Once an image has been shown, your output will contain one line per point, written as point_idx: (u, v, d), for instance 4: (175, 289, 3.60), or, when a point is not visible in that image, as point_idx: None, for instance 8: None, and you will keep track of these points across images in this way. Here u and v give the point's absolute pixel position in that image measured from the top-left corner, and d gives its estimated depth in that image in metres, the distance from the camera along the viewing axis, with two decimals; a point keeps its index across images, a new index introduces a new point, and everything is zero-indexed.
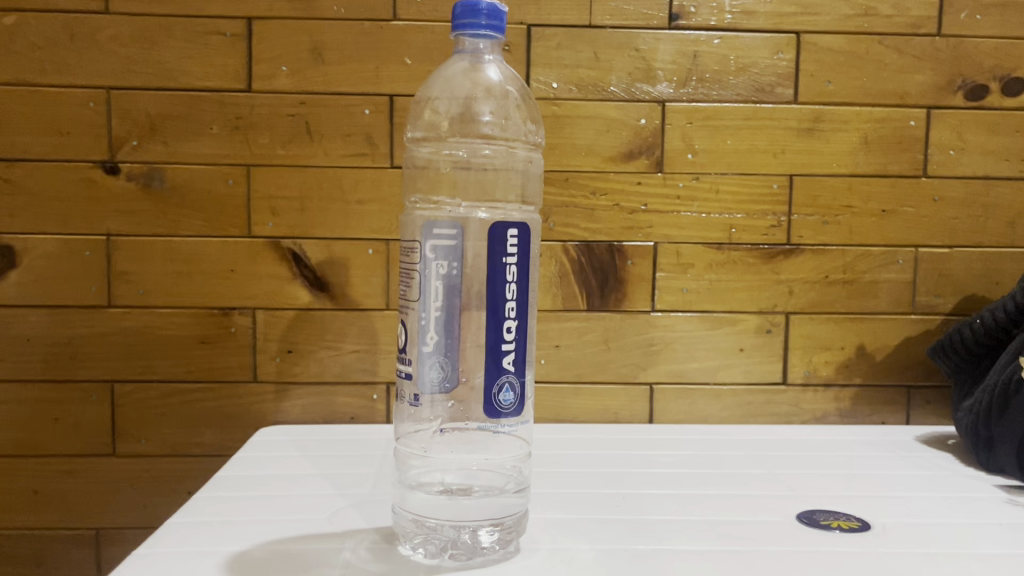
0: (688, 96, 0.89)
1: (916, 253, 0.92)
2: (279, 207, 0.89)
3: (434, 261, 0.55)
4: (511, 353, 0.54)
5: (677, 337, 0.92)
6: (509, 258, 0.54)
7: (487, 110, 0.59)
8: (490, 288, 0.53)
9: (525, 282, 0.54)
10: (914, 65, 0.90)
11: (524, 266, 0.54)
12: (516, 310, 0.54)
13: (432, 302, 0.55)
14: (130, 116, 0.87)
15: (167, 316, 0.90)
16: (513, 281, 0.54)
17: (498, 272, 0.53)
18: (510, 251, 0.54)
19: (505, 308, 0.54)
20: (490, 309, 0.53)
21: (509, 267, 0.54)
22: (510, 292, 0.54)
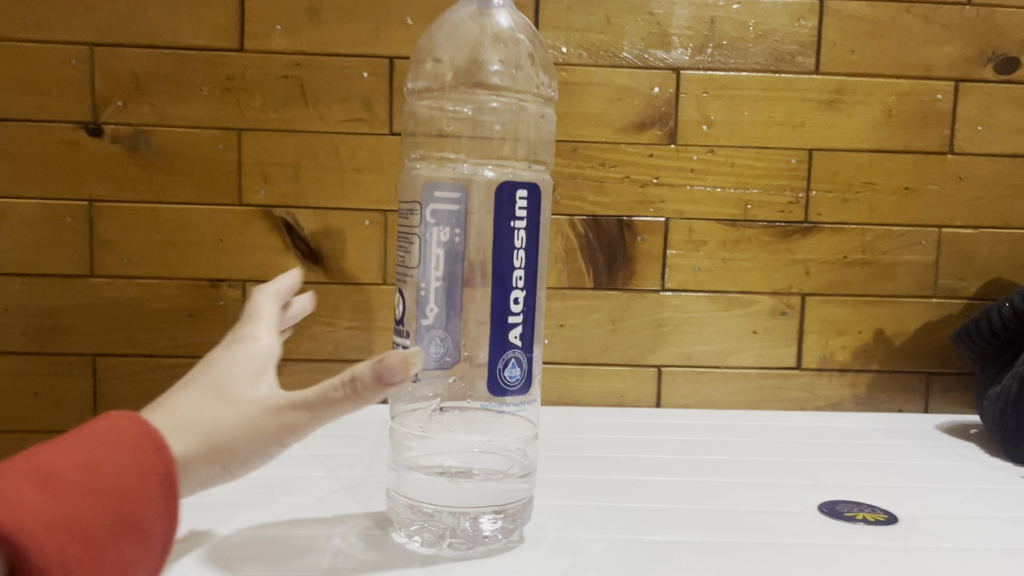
0: (704, 64, 0.85)
1: (939, 234, 0.88)
2: (272, 173, 0.85)
3: (435, 226, 0.50)
4: (518, 326, 0.50)
5: (687, 318, 0.88)
6: (517, 222, 0.49)
7: (495, 58, 0.57)
8: (497, 258, 0.49)
9: (533, 249, 0.50)
10: (942, 35, 0.86)
11: (533, 234, 0.50)
12: (524, 280, 0.50)
13: (432, 271, 0.51)
14: (115, 75, 0.83)
15: (153, 288, 0.86)
16: (521, 248, 0.50)
17: (505, 237, 0.49)
18: (518, 214, 0.49)
19: (512, 278, 0.50)
20: (495, 277, 0.49)
21: (517, 232, 0.49)
22: (517, 259, 0.50)
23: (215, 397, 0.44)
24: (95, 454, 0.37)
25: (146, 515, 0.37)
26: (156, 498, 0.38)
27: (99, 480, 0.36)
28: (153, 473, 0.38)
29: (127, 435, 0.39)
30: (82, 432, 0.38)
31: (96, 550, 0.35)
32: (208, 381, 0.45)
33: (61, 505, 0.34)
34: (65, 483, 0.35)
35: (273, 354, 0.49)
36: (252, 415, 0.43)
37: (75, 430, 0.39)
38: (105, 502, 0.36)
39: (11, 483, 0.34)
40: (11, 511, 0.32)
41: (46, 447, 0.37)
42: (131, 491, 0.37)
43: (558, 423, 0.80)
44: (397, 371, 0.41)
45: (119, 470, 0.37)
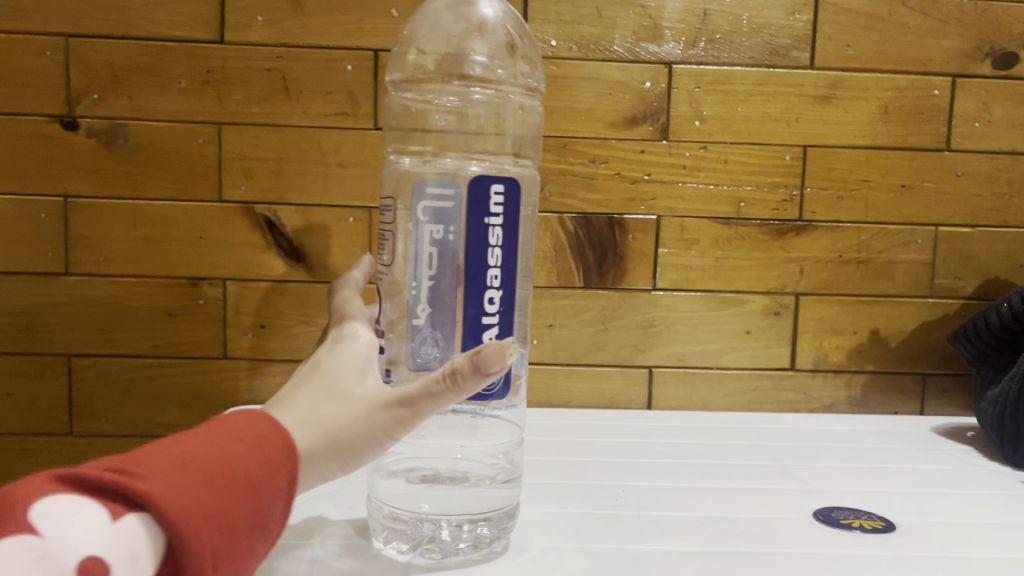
0: (697, 58, 0.83)
1: (935, 233, 0.87)
2: (253, 169, 0.83)
3: (427, 224, 0.48)
4: (494, 327, 0.48)
5: (679, 318, 0.86)
6: (493, 219, 0.47)
7: (477, 49, 0.57)
8: (472, 256, 0.47)
9: (512, 246, 0.48)
10: (940, 29, 0.84)
11: (511, 232, 0.48)
12: (501, 279, 0.48)
13: (425, 270, 0.48)
14: (91, 67, 0.80)
15: (130, 286, 0.83)
16: (496, 246, 0.48)
17: (484, 233, 0.47)
18: (494, 210, 0.47)
19: (487, 277, 0.48)
20: (471, 274, 0.47)
21: (492, 230, 0.47)
22: (494, 256, 0.48)
23: (328, 395, 0.47)
24: (235, 449, 0.40)
25: (273, 510, 0.40)
26: (281, 494, 0.41)
27: (241, 475, 0.39)
28: (283, 471, 0.41)
29: (260, 433, 0.42)
30: (219, 427, 0.41)
31: (239, 540, 0.37)
32: (318, 380, 0.48)
33: (212, 493, 0.37)
34: (214, 474, 0.38)
35: (375, 348, 0.51)
36: (363, 410, 0.45)
37: (209, 426, 0.41)
38: (245, 496, 0.38)
39: (170, 471, 0.36)
40: (174, 497, 0.35)
41: (188, 437, 0.40)
42: (265, 486, 0.40)
43: (547, 426, 0.78)
44: (492, 363, 0.41)
45: (255, 466, 0.40)
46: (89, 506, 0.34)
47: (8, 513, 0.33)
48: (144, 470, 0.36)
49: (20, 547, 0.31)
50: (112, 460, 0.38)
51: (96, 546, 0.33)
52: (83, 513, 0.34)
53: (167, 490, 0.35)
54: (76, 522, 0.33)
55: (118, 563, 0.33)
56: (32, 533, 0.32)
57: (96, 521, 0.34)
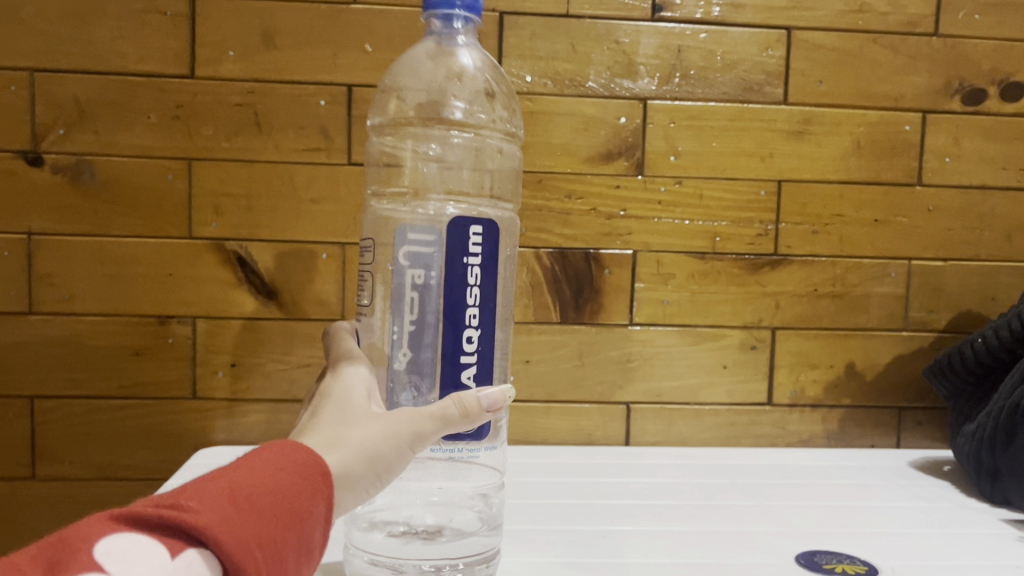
0: (671, 94, 0.83)
1: (908, 266, 0.87)
2: (223, 205, 0.81)
3: (408, 269, 0.47)
4: (472, 366, 0.47)
5: (656, 353, 0.86)
6: (472, 257, 0.46)
7: (458, 97, 0.56)
8: (451, 297, 0.46)
9: (491, 284, 0.47)
10: (910, 65, 0.85)
11: (490, 270, 0.47)
12: (479, 317, 0.47)
13: (405, 316, 0.48)
14: (56, 102, 0.79)
15: (96, 324, 0.81)
16: (474, 285, 0.47)
17: (461, 271, 0.46)
18: (473, 249, 0.46)
19: (466, 316, 0.47)
20: (447, 312, 0.46)
21: (470, 269, 0.47)
22: (472, 295, 0.47)
23: (352, 418, 0.45)
24: (277, 478, 0.39)
25: (314, 539, 0.40)
26: (320, 522, 0.41)
27: (284, 505, 0.38)
28: (322, 500, 0.41)
29: (297, 460, 0.41)
30: (255, 457, 0.40)
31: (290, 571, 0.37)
32: (335, 404, 0.46)
33: (261, 526, 0.36)
34: (261, 506, 0.37)
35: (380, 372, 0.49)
36: (393, 428, 0.44)
37: (244, 456, 0.41)
38: (291, 527, 0.38)
39: (220, 504, 0.36)
40: (229, 530, 0.35)
41: (228, 469, 0.39)
42: (306, 516, 0.39)
43: (524, 465, 0.77)
44: (494, 401, 0.44)
45: (298, 495, 0.39)
46: (147, 543, 0.33)
47: (68, 554, 0.32)
48: (196, 504, 0.35)
49: None
50: (157, 497, 0.37)
51: None
52: (143, 550, 0.33)
53: (221, 524, 0.35)
54: (137, 559, 0.32)
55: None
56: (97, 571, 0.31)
57: (156, 557, 0.33)
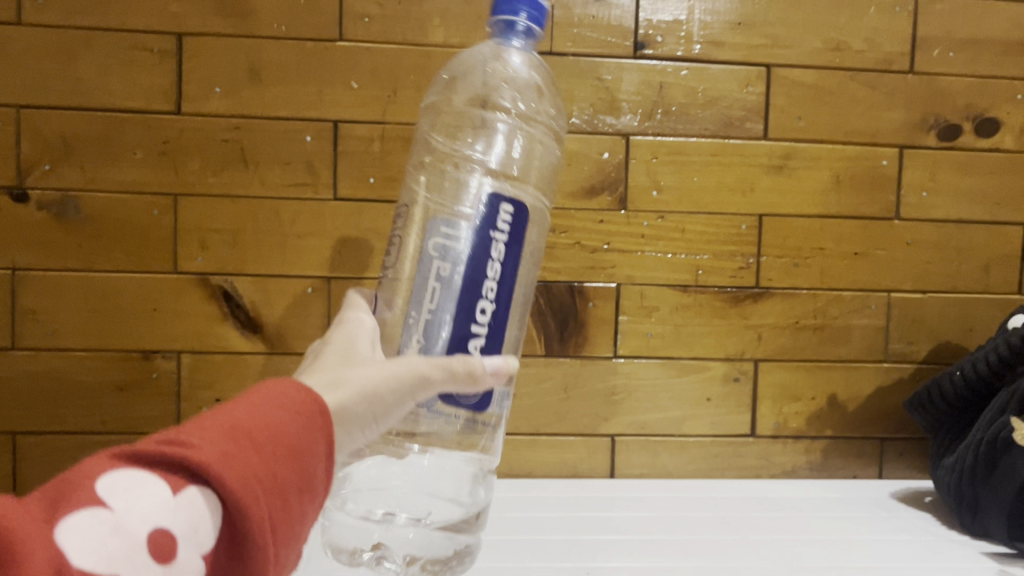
0: (653, 130, 0.84)
1: (888, 298, 0.88)
2: (209, 240, 0.81)
3: (436, 259, 0.53)
4: (481, 338, 0.53)
5: (641, 386, 0.86)
6: (498, 233, 0.53)
7: (508, 97, 0.63)
8: (476, 270, 0.53)
9: (510, 257, 0.54)
10: (887, 102, 0.87)
11: (512, 246, 0.54)
12: (495, 288, 0.53)
13: (426, 304, 0.53)
14: (42, 138, 0.79)
15: (79, 359, 0.81)
16: (496, 259, 0.53)
17: (486, 244, 0.53)
18: (499, 226, 0.53)
19: (484, 289, 0.53)
20: (466, 283, 0.53)
21: (495, 243, 0.53)
22: (493, 266, 0.53)
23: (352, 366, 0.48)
24: (280, 413, 0.40)
25: (318, 473, 0.41)
26: (323, 457, 0.42)
27: (288, 440, 0.39)
28: (323, 437, 0.42)
29: (302, 397, 0.42)
30: (259, 391, 0.41)
31: (290, 505, 0.39)
32: (335, 358, 0.50)
33: (262, 461, 0.38)
34: (262, 442, 0.38)
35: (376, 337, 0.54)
36: (391, 375, 0.48)
37: (250, 389, 0.42)
38: (293, 462, 0.39)
39: (222, 439, 0.37)
40: (229, 467, 0.36)
41: (233, 402, 0.40)
42: (307, 452, 0.40)
43: (510, 499, 0.77)
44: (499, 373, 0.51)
45: (299, 433, 0.40)
46: (150, 479, 0.35)
47: (74, 491, 0.34)
48: (198, 440, 0.36)
49: (92, 520, 0.33)
50: (163, 430, 0.38)
51: (162, 518, 0.34)
52: (145, 487, 0.35)
53: (221, 460, 0.36)
54: (138, 495, 0.34)
55: (181, 535, 0.34)
56: (98, 509, 0.33)
57: (157, 495, 0.35)
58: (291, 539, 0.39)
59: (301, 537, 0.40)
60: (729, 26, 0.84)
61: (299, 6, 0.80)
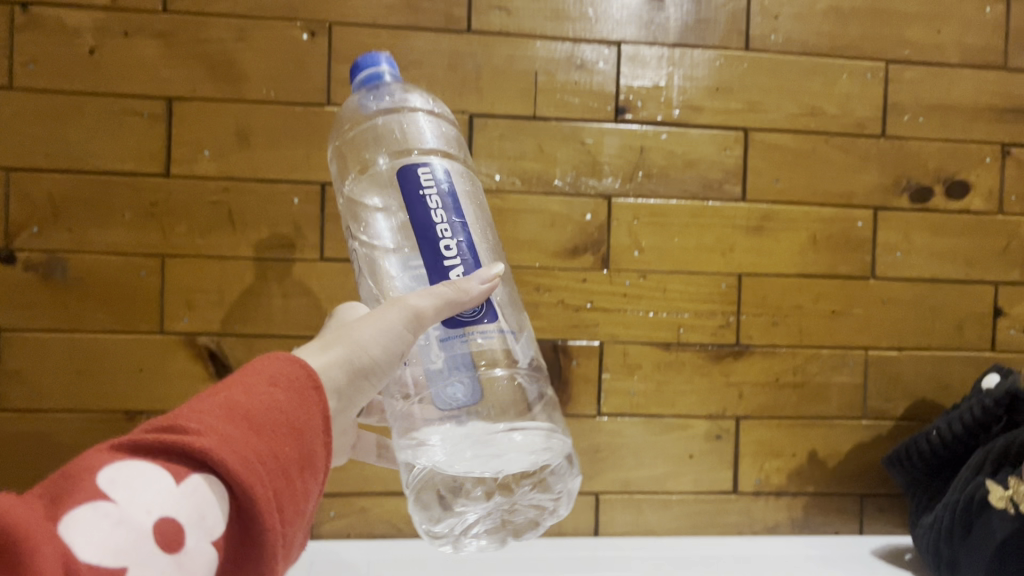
0: (634, 192, 0.86)
1: (865, 355, 0.90)
2: (196, 300, 0.82)
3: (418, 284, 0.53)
4: (458, 266, 0.52)
5: (624, 444, 0.87)
6: (426, 190, 0.52)
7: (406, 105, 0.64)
8: (424, 231, 0.51)
9: (448, 198, 0.53)
10: (861, 165, 0.89)
11: (445, 192, 0.53)
12: (450, 230, 0.52)
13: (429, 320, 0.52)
14: (29, 200, 0.80)
15: (64, 420, 0.81)
16: (437, 206, 0.52)
17: (423, 206, 0.52)
18: (425, 184, 0.52)
19: (437, 232, 0.52)
20: (426, 248, 0.52)
21: (429, 197, 0.52)
22: (438, 216, 0.52)
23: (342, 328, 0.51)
24: (272, 396, 0.43)
25: (314, 449, 0.44)
26: (318, 432, 0.45)
27: (283, 419, 0.42)
28: (318, 413, 0.45)
29: (288, 376, 0.45)
30: (250, 372, 0.44)
31: (293, 481, 0.42)
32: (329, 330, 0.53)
33: (261, 441, 0.40)
34: (261, 423, 0.41)
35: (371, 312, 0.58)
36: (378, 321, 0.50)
37: (237, 373, 0.44)
38: (289, 440, 0.42)
39: (221, 422, 0.40)
40: (232, 450, 0.38)
41: (221, 388, 0.43)
42: (304, 429, 0.43)
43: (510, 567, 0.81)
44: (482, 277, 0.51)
45: (295, 412, 0.43)
46: (153, 469, 0.37)
47: (75, 483, 0.35)
48: (197, 424, 0.39)
49: (94, 514, 0.34)
50: (157, 417, 0.40)
51: (165, 507, 0.36)
52: (148, 475, 0.37)
53: (223, 444, 0.38)
54: (140, 486, 0.36)
55: (187, 523, 0.36)
56: (103, 500, 0.35)
57: (161, 483, 0.37)
58: (297, 513, 0.42)
59: (304, 512, 0.43)
60: (707, 91, 0.87)
61: (288, 71, 0.82)
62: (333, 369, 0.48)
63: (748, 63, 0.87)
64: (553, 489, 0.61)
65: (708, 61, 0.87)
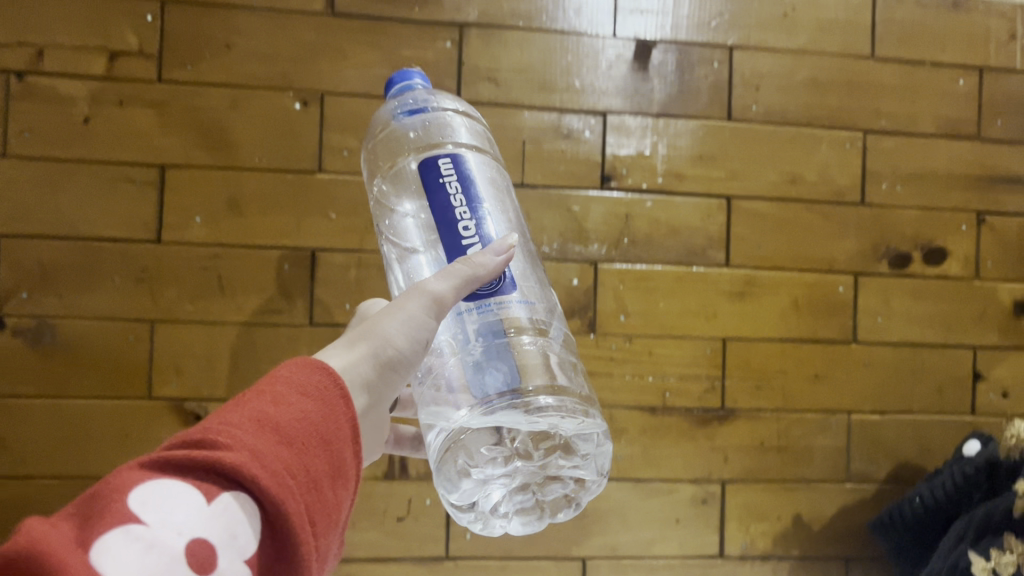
0: (620, 258, 0.88)
1: (848, 419, 0.91)
2: (185, 365, 0.82)
3: None
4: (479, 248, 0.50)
5: (610, 508, 0.87)
6: (446, 177, 0.51)
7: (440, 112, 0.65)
8: (445, 217, 0.50)
9: (468, 183, 0.51)
10: (841, 231, 0.91)
11: (465, 178, 0.51)
12: (469, 212, 0.51)
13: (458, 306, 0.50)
14: (19, 266, 0.80)
15: (48, 486, 0.80)
16: (457, 192, 0.51)
17: (443, 194, 0.51)
18: (445, 171, 0.51)
19: (457, 217, 0.50)
20: (447, 234, 0.50)
21: (448, 184, 0.51)
22: (458, 201, 0.50)
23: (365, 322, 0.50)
24: (299, 406, 0.40)
25: (344, 459, 0.42)
26: (348, 441, 0.42)
27: (313, 430, 0.40)
28: (346, 423, 0.42)
29: (317, 385, 0.42)
30: (276, 378, 0.41)
31: (324, 493, 0.39)
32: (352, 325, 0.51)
33: (291, 454, 0.38)
34: (290, 435, 0.39)
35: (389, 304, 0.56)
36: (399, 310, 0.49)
37: (262, 381, 0.41)
38: (319, 451, 0.40)
39: (250, 434, 0.37)
40: (262, 465, 0.36)
41: (247, 397, 0.40)
42: (333, 440, 0.41)
43: None
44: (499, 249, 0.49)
45: (325, 422, 0.41)
46: (182, 487, 0.34)
47: (104, 504, 0.33)
48: (226, 438, 0.36)
49: (126, 538, 0.32)
50: (184, 430, 0.38)
51: (197, 527, 0.34)
52: (177, 494, 0.34)
53: (253, 459, 0.36)
54: (170, 506, 0.34)
55: (220, 543, 0.34)
56: (136, 522, 0.33)
57: (192, 502, 0.34)
58: (329, 528, 0.39)
59: (336, 524, 0.41)
60: (690, 160, 0.89)
61: (281, 139, 0.83)
62: (361, 362, 0.47)
63: (729, 133, 0.89)
64: (579, 453, 0.56)
65: (691, 131, 0.89)
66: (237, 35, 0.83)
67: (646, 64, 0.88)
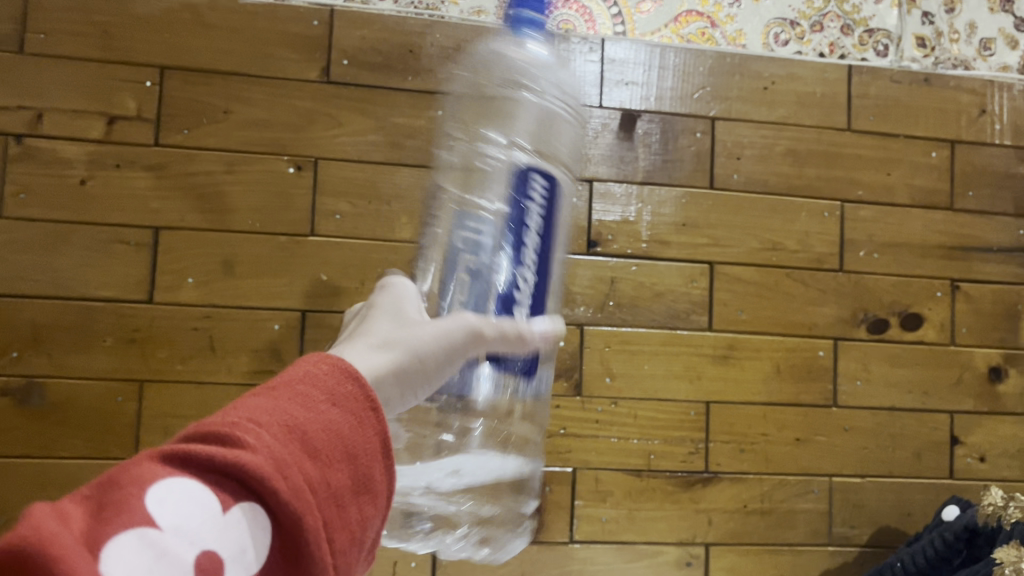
0: (606, 321, 0.89)
1: (829, 483, 0.92)
2: (173, 426, 0.82)
3: (464, 254, 0.54)
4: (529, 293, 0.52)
5: (596, 570, 0.88)
6: (535, 205, 0.53)
7: None
8: (514, 230, 0.52)
9: (548, 224, 0.54)
10: (821, 297, 0.93)
11: (549, 215, 0.54)
12: (535, 255, 0.53)
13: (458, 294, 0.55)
14: (12, 326, 0.81)
15: None
16: (536, 229, 0.53)
17: (525, 215, 0.53)
18: (536, 199, 0.53)
19: (525, 250, 0.53)
20: (508, 251, 0.53)
21: (533, 214, 0.53)
22: (531, 234, 0.53)
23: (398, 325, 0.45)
24: (330, 411, 0.34)
25: (374, 474, 0.35)
26: (382, 454, 0.36)
27: (340, 443, 0.34)
28: (377, 432, 0.36)
29: (351, 391, 0.36)
30: (307, 376, 0.35)
31: (345, 511, 0.33)
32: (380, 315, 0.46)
33: (314, 468, 0.32)
34: (316, 446, 0.33)
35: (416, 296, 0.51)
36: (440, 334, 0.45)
37: (290, 374, 0.35)
38: (344, 466, 0.34)
39: (274, 439, 0.32)
40: (284, 479, 0.31)
41: (273, 392, 0.34)
42: (362, 452, 0.35)
43: None
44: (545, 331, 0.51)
45: (354, 432, 0.35)
46: (198, 490, 0.29)
47: (116, 500, 0.28)
48: (251, 438, 0.31)
49: (139, 544, 0.27)
50: (202, 421, 0.32)
51: (209, 541, 0.29)
52: (192, 498, 0.29)
53: (275, 470, 0.30)
54: (186, 511, 0.28)
55: (229, 559, 0.29)
56: (150, 526, 0.27)
57: (206, 508, 0.29)
58: (351, 552, 0.34)
59: (362, 545, 0.35)
60: (674, 227, 0.91)
61: (274, 203, 0.85)
62: (395, 371, 0.42)
63: (711, 201, 0.92)
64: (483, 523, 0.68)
65: (674, 198, 0.91)
66: (235, 102, 0.85)
67: (632, 133, 0.91)
